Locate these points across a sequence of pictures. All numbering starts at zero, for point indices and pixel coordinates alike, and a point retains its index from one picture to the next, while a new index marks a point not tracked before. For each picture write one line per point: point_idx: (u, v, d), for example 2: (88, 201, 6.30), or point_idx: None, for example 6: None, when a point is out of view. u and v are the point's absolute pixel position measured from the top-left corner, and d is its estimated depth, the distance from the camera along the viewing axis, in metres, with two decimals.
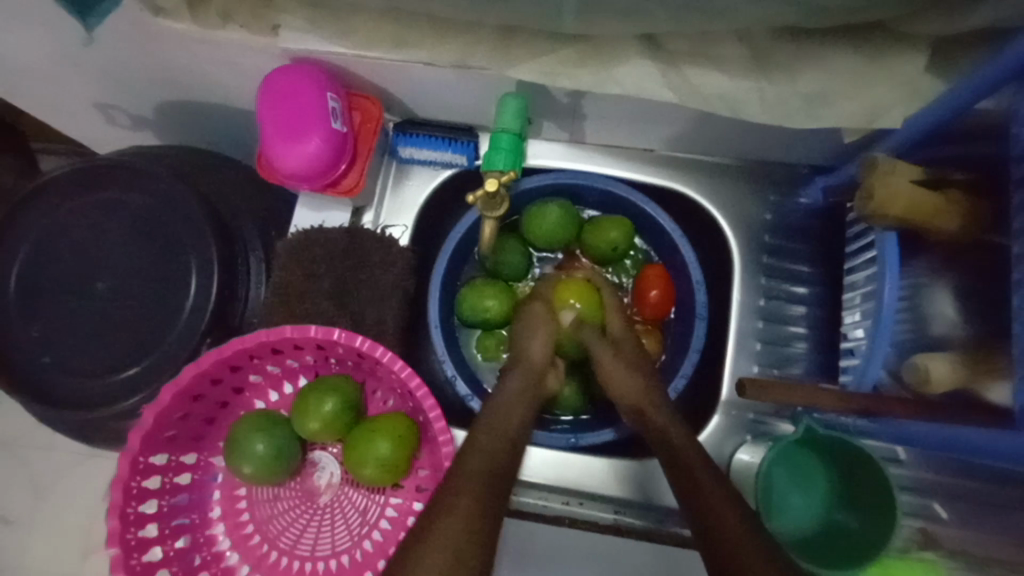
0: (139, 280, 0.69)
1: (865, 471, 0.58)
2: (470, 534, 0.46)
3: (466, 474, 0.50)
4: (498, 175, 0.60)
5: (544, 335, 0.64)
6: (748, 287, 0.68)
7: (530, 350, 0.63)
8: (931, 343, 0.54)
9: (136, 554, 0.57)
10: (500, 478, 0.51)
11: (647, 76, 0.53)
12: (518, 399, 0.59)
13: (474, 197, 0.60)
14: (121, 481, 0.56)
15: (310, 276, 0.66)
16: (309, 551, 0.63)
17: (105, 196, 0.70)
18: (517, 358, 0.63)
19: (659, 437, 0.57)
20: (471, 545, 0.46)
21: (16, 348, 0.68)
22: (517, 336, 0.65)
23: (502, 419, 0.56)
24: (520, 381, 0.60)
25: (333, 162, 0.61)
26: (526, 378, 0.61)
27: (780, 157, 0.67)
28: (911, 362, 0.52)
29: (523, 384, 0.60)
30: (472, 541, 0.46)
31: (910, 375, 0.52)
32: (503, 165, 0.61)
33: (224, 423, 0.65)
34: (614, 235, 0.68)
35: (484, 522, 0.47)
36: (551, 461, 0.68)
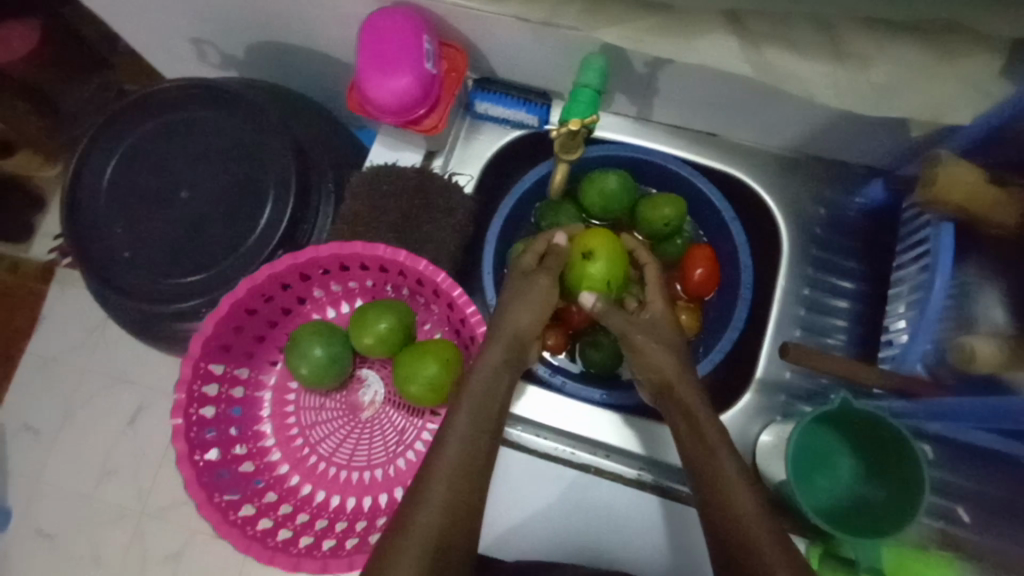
0: (222, 194, 0.74)
1: (891, 442, 0.56)
2: (451, 524, 0.50)
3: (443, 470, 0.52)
4: (581, 120, 0.61)
5: (534, 311, 0.62)
6: (794, 275, 0.69)
7: (516, 320, 0.61)
8: (970, 318, 0.55)
9: (195, 429, 0.61)
10: (480, 465, 0.53)
11: (727, 50, 0.56)
12: (502, 372, 0.59)
13: (556, 134, 0.61)
14: (192, 359, 0.60)
15: (376, 207, 0.71)
16: (346, 461, 0.65)
17: (200, 114, 0.75)
18: (502, 324, 0.61)
19: (692, 421, 0.58)
20: (452, 533, 0.50)
21: (98, 241, 0.73)
22: (507, 299, 0.63)
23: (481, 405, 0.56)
24: (500, 352, 0.60)
25: (418, 101, 0.65)
26: (507, 350, 0.60)
27: (838, 154, 0.69)
28: (956, 343, 0.53)
29: (506, 355, 0.60)
30: (454, 528, 0.50)
31: (953, 355, 0.53)
32: (584, 112, 0.61)
33: (284, 330, 0.69)
34: (668, 212, 0.72)
35: (467, 510, 0.51)
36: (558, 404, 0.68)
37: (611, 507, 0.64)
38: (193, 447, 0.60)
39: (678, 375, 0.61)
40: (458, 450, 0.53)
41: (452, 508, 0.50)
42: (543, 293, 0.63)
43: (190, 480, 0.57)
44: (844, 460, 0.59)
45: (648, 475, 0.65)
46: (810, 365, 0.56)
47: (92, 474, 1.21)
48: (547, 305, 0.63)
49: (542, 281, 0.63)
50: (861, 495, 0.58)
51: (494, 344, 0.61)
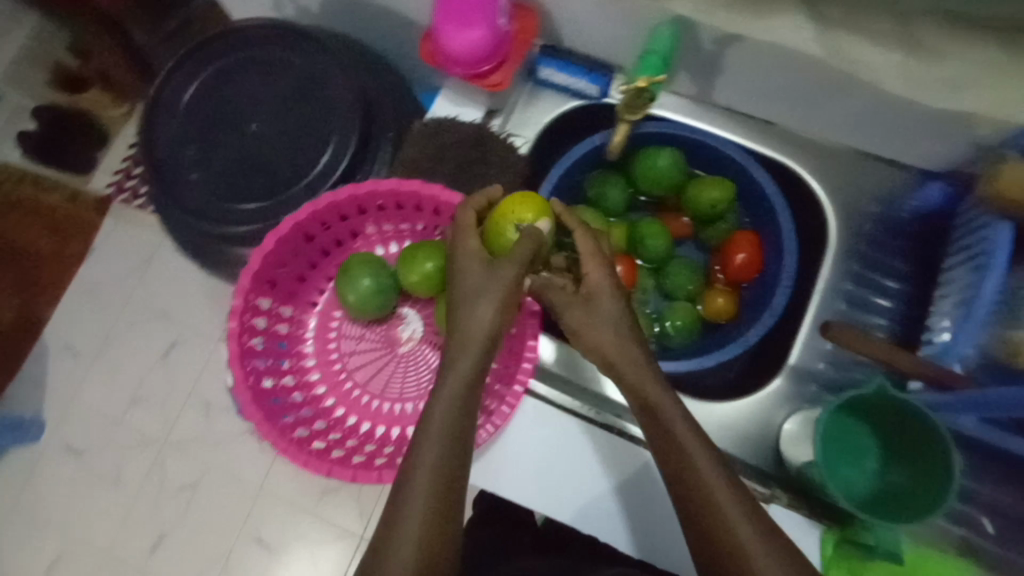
0: (289, 130, 0.77)
1: (913, 426, 0.55)
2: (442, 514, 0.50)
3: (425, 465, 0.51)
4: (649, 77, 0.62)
5: (500, 304, 0.56)
6: (838, 268, 0.69)
7: (478, 318, 0.56)
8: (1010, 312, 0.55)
9: (247, 335, 0.64)
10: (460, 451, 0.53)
11: (799, 30, 0.57)
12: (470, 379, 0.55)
13: (626, 87, 0.63)
14: (253, 268, 0.62)
15: (435, 155, 0.74)
16: (379, 392, 0.68)
17: (275, 53, 0.79)
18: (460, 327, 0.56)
19: (652, 411, 0.56)
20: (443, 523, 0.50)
21: (171, 162, 0.78)
22: (460, 297, 0.57)
23: (458, 418, 0.53)
24: (467, 357, 0.55)
25: (487, 55, 0.67)
26: (472, 351, 0.56)
27: (898, 154, 0.69)
28: (1005, 337, 0.53)
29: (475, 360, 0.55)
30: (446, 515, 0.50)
31: (1002, 348, 0.53)
32: (652, 71, 0.63)
33: (336, 261, 0.72)
34: (715, 194, 0.73)
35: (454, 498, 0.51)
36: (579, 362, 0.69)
37: (580, 445, 0.63)
38: (244, 352, 0.63)
39: (626, 351, 0.58)
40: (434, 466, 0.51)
41: (435, 519, 0.49)
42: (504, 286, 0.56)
43: (238, 379, 0.60)
44: (868, 448, 0.58)
45: None
46: (850, 348, 0.57)
47: (125, 398, 1.28)
48: (513, 297, 0.57)
49: (506, 270, 0.57)
50: (887, 481, 0.57)
51: (463, 352, 0.56)
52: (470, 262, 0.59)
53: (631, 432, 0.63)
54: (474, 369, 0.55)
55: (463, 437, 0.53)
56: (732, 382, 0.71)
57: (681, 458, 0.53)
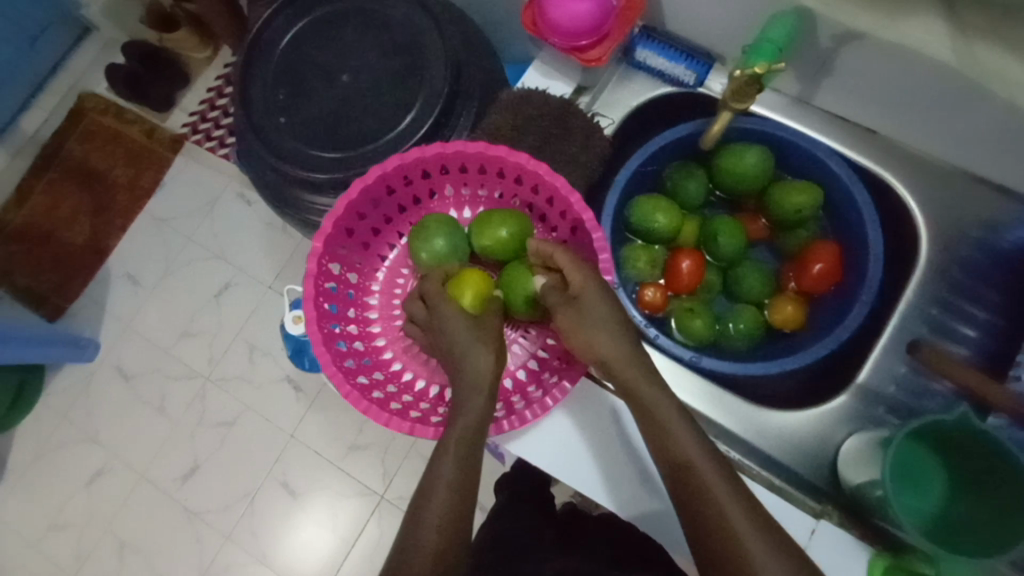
0: (378, 85, 0.78)
1: (992, 464, 0.52)
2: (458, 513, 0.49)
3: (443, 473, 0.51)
4: (765, 66, 0.59)
5: (493, 349, 0.57)
6: (925, 292, 0.66)
7: (481, 367, 0.56)
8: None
9: (322, 278, 0.65)
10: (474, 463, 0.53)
11: (932, 33, 0.53)
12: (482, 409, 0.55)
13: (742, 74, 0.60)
14: (336, 214, 0.63)
15: (519, 125, 0.74)
16: (438, 351, 0.70)
17: (373, 7, 0.79)
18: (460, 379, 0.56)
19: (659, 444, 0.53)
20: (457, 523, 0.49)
21: (261, 103, 0.80)
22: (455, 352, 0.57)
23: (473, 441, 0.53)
24: (477, 399, 0.55)
25: (590, 26, 0.65)
26: (478, 393, 0.55)
27: (1011, 180, 0.65)
28: None
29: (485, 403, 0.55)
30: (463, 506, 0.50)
31: None
32: (768, 59, 0.59)
33: (409, 219, 0.73)
34: (802, 199, 0.70)
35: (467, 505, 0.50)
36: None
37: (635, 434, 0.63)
38: (318, 294, 0.64)
39: (627, 360, 0.56)
40: (449, 481, 0.51)
41: (451, 518, 0.49)
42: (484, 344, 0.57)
43: (312, 319, 0.62)
44: (936, 477, 0.55)
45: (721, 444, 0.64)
46: (948, 371, 0.56)
47: (179, 329, 1.33)
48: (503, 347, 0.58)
49: (490, 329, 0.58)
50: (953, 514, 0.54)
51: (473, 393, 0.55)
52: (453, 322, 0.58)
53: None
54: (483, 403, 0.55)
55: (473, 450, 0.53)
56: (793, 393, 0.69)
57: (692, 486, 0.50)
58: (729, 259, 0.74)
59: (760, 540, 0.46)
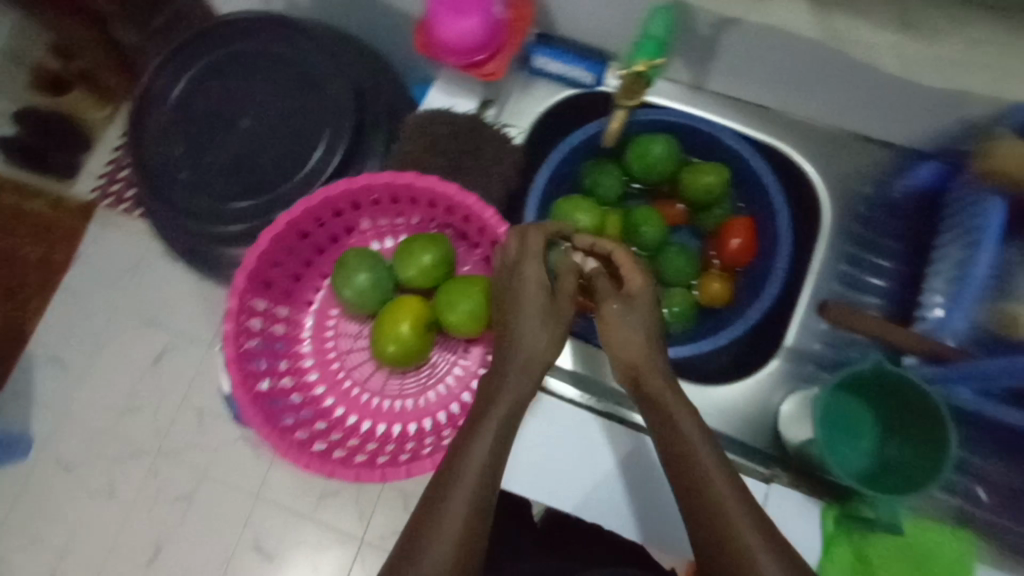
0: (281, 126, 0.76)
1: (914, 406, 0.55)
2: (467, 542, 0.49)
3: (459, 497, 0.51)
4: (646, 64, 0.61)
5: (550, 335, 0.57)
6: (832, 250, 0.70)
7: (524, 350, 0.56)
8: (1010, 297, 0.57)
9: (243, 337, 0.63)
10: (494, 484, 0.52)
11: (795, 13, 0.57)
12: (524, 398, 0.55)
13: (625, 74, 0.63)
14: (246, 269, 0.62)
15: (431, 147, 0.74)
16: (378, 389, 0.67)
17: (262, 47, 0.77)
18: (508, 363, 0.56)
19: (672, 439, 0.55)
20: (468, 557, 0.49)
21: (160, 162, 0.76)
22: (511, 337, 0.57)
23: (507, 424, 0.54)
24: (519, 382, 0.55)
25: (481, 42, 0.65)
26: (524, 378, 0.56)
27: (892, 135, 0.69)
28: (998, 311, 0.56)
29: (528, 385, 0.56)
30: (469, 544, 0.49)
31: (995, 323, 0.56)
32: (649, 55, 0.61)
33: (332, 258, 0.71)
34: (710, 180, 0.73)
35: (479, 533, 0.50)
36: (592, 356, 0.69)
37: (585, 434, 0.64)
38: (241, 354, 0.62)
39: (648, 355, 0.57)
40: (468, 500, 0.50)
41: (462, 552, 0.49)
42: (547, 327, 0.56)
43: (235, 383, 0.60)
44: (866, 427, 0.59)
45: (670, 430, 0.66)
46: (845, 323, 0.58)
47: (117, 405, 1.25)
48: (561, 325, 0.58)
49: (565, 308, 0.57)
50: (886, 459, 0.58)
51: (509, 395, 0.55)
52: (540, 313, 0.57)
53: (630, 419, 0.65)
54: (507, 410, 0.54)
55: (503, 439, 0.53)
56: (732, 365, 0.71)
57: (693, 481, 0.53)
58: (654, 246, 0.75)
59: (734, 497, 0.51)
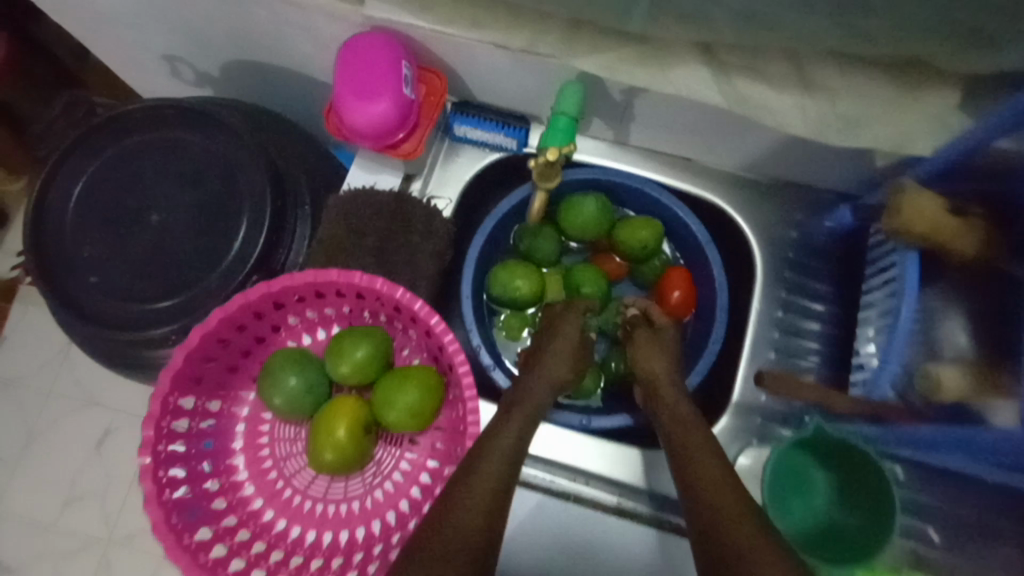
0: (196, 217, 0.72)
1: (859, 464, 0.59)
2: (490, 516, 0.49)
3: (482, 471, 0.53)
4: (556, 151, 0.60)
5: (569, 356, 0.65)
6: (767, 298, 0.71)
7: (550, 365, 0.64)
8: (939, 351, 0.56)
9: (163, 467, 0.58)
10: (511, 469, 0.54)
11: (701, 80, 0.57)
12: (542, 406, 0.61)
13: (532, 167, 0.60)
14: (161, 395, 0.57)
15: (353, 231, 0.70)
16: (321, 494, 0.63)
17: (171, 135, 0.74)
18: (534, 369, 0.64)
19: (675, 418, 0.58)
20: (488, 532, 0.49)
21: (63, 266, 0.71)
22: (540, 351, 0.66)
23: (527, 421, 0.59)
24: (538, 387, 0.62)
25: (397, 125, 0.64)
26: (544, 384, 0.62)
27: (811, 179, 0.71)
28: (922, 371, 0.55)
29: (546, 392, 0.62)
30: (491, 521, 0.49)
31: (921, 383, 0.55)
32: (560, 142, 0.60)
33: (258, 358, 0.67)
34: (644, 235, 0.73)
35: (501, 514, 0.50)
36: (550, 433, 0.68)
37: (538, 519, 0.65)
38: (163, 487, 0.58)
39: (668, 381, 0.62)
40: (496, 472, 0.53)
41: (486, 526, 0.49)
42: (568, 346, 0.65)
43: (157, 524, 0.55)
44: (818, 484, 0.60)
45: (627, 502, 0.66)
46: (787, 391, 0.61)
47: (52, 505, 1.16)
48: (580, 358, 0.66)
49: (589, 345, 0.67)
50: (833, 518, 0.59)
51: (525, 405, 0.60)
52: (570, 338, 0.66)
53: (586, 496, 0.66)
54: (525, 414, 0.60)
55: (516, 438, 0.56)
56: None
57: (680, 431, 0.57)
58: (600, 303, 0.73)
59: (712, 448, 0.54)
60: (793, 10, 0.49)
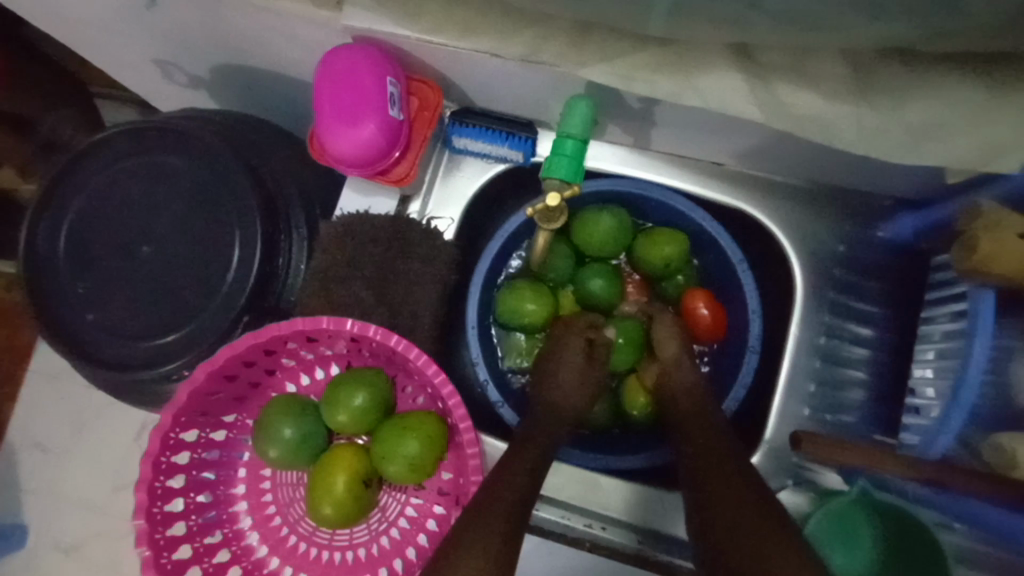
0: (185, 247, 0.68)
1: (918, 535, 0.53)
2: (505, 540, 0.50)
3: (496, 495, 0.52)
4: (560, 187, 0.55)
5: (570, 368, 0.63)
6: (809, 323, 0.63)
7: (557, 386, 0.63)
8: (1010, 415, 0.48)
9: (161, 529, 0.57)
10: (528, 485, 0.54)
11: (734, 90, 0.48)
12: (548, 427, 0.60)
13: (533, 212, 0.55)
14: (152, 455, 0.56)
15: (350, 260, 0.65)
16: (328, 541, 0.63)
17: (156, 160, 0.70)
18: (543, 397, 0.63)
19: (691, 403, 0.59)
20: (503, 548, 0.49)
21: (62, 303, 0.69)
22: (545, 369, 0.64)
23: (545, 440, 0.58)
24: (544, 414, 0.61)
25: (385, 150, 0.58)
26: (549, 410, 0.61)
27: (867, 186, 0.61)
28: (995, 441, 0.46)
29: (549, 418, 0.61)
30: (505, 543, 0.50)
31: (993, 455, 0.46)
32: (566, 174, 0.56)
33: (254, 403, 0.65)
34: (668, 252, 0.65)
35: (518, 532, 0.51)
36: (567, 473, 0.65)
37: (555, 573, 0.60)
38: (163, 549, 0.57)
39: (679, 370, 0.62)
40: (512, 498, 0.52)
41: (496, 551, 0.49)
42: (573, 350, 0.64)
43: None
44: (863, 545, 0.55)
45: (649, 549, 0.62)
46: (834, 459, 0.52)
47: None
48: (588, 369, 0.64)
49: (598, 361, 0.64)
50: None
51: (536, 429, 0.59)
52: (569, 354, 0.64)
53: (603, 542, 0.61)
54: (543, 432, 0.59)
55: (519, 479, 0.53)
56: None
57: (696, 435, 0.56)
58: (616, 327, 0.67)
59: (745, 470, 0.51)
60: (850, 10, 0.39)
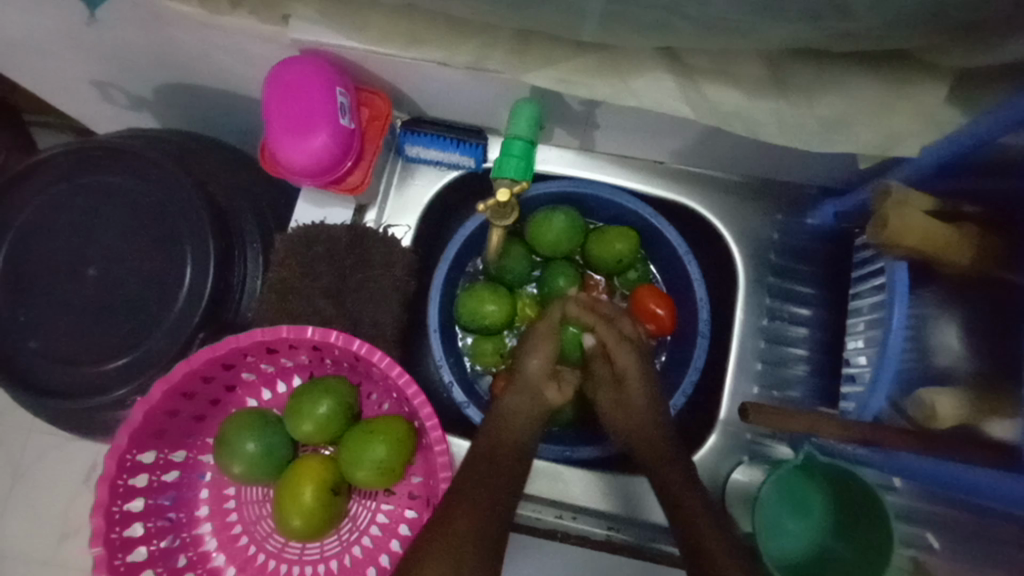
0: (133, 268, 0.67)
1: (863, 498, 0.56)
2: (474, 536, 0.52)
3: (470, 493, 0.54)
4: (510, 185, 0.57)
5: (541, 351, 0.62)
6: (751, 306, 0.68)
7: (527, 367, 0.62)
8: (935, 375, 0.53)
9: (120, 554, 0.56)
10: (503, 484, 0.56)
11: (666, 90, 0.52)
12: (521, 415, 0.60)
13: (484, 207, 0.57)
14: (107, 479, 0.54)
15: (307, 271, 0.65)
16: (297, 555, 0.62)
17: (100, 181, 0.68)
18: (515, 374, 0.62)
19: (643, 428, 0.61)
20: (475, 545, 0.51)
21: (0, 333, 0.66)
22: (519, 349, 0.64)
23: (519, 441, 0.60)
24: (517, 398, 0.61)
25: (338, 159, 0.59)
26: (524, 396, 0.61)
27: (793, 176, 0.66)
28: (916, 396, 0.51)
29: (524, 402, 0.61)
30: (476, 541, 0.52)
31: (915, 410, 0.51)
32: (515, 172, 0.58)
33: (215, 420, 0.64)
34: (619, 248, 0.67)
35: (491, 531, 0.53)
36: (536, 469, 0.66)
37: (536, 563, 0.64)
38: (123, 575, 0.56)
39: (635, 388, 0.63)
40: (484, 495, 0.54)
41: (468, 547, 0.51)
42: (543, 335, 0.63)
43: None
44: (814, 512, 0.59)
45: (619, 534, 0.64)
46: (775, 426, 0.56)
47: None
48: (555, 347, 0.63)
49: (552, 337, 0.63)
50: (825, 545, 0.59)
51: (508, 422, 0.60)
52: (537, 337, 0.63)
53: (573, 531, 0.64)
54: (522, 427, 0.60)
55: (500, 476, 0.56)
56: None
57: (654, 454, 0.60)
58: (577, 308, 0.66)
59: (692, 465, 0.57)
60: (759, 15, 0.43)
